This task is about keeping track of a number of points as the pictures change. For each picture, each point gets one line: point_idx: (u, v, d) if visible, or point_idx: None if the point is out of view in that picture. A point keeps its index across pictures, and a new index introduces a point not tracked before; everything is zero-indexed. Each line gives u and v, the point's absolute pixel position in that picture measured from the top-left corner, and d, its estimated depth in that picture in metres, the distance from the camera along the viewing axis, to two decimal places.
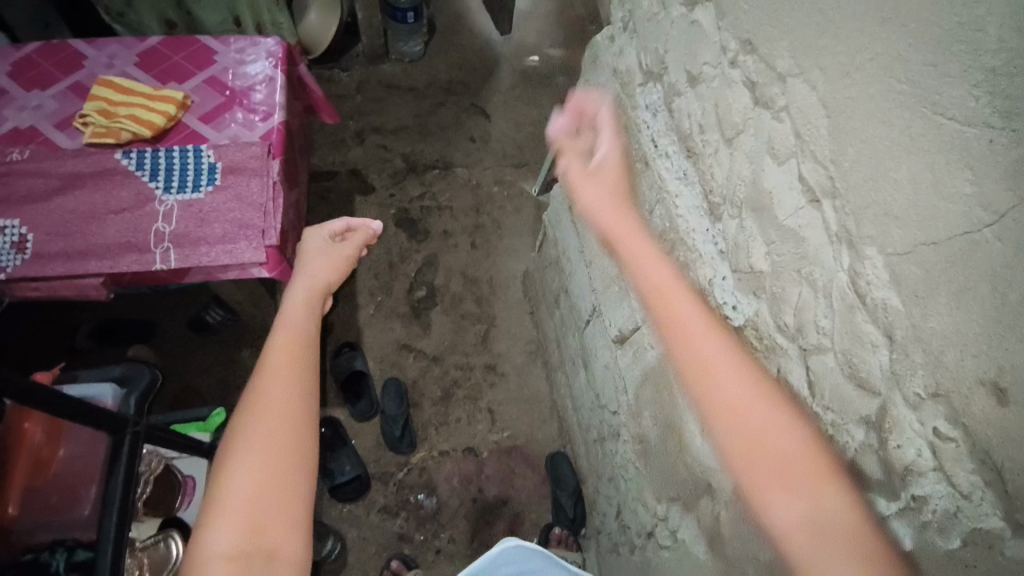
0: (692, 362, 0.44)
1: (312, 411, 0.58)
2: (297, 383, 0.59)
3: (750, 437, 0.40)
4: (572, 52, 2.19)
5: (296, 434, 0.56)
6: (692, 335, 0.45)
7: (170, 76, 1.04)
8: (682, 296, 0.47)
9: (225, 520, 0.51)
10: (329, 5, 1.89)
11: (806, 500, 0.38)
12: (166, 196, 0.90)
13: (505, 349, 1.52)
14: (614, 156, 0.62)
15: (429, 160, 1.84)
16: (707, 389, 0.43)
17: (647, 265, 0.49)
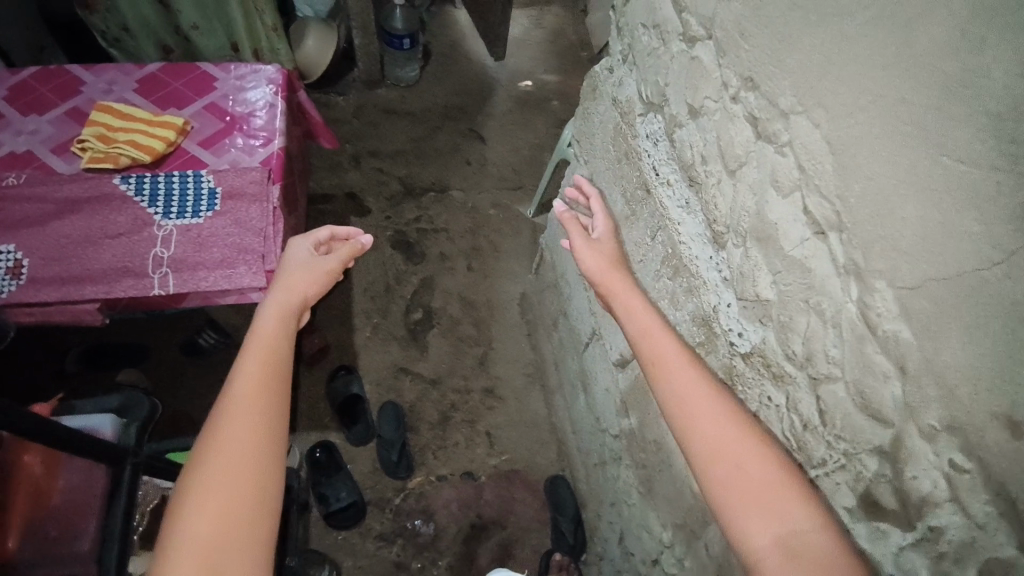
0: (671, 391, 0.54)
1: (275, 437, 0.63)
2: (261, 412, 0.63)
3: (717, 451, 0.49)
4: (566, 78, 2.24)
5: (260, 460, 0.61)
6: (673, 368, 0.55)
7: (170, 102, 1.05)
8: (671, 347, 0.58)
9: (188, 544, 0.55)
10: (326, 33, 1.94)
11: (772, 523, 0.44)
12: (165, 221, 0.90)
13: (503, 371, 1.52)
14: (607, 235, 0.80)
15: (425, 184, 1.86)
16: (682, 413, 0.52)
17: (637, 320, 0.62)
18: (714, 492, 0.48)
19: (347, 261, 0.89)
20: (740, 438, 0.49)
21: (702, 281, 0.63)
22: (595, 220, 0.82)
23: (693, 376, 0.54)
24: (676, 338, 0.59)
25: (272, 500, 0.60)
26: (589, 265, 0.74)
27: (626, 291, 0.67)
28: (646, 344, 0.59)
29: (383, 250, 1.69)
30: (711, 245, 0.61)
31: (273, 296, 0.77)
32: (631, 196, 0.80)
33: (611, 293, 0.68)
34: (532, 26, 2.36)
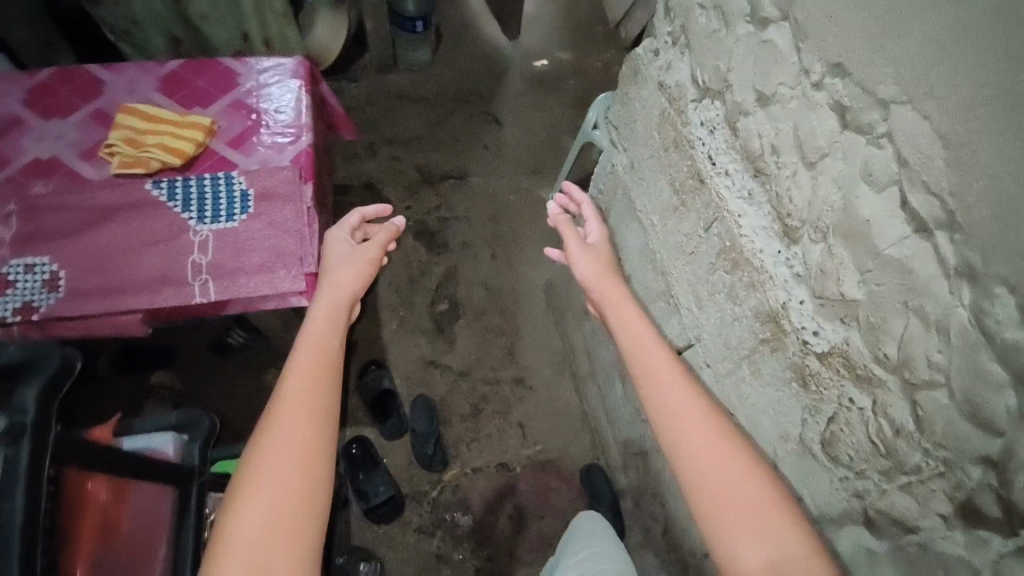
0: (661, 407, 0.63)
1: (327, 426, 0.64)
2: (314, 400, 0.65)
3: (700, 466, 0.58)
4: (581, 56, 2.18)
5: (314, 445, 0.62)
6: (665, 383, 0.64)
7: (194, 101, 1.03)
8: (666, 364, 0.66)
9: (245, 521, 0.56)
10: (337, 19, 1.88)
11: (757, 542, 0.53)
12: (200, 226, 0.89)
13: (532, 361, 1.52)
14: (600, 239, 0.89)
15: (443, 171, 1.83)
16: (671, 427, 0.61)
17: (632, 334, 0.70)
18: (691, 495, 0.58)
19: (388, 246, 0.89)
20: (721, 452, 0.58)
21: (768, 276, 0.61)
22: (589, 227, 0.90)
23: (688, 396, 0.62)
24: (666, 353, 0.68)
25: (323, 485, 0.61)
26: (582, 271, 0.83)
27: (618, 302, 0.77)
28: (638, 355, 0.68)
29: (405, 242, 1.68)
30: (779, 239, 0.59)
31: (322, 294, 0.78)
32: (680, 186, 0.77)
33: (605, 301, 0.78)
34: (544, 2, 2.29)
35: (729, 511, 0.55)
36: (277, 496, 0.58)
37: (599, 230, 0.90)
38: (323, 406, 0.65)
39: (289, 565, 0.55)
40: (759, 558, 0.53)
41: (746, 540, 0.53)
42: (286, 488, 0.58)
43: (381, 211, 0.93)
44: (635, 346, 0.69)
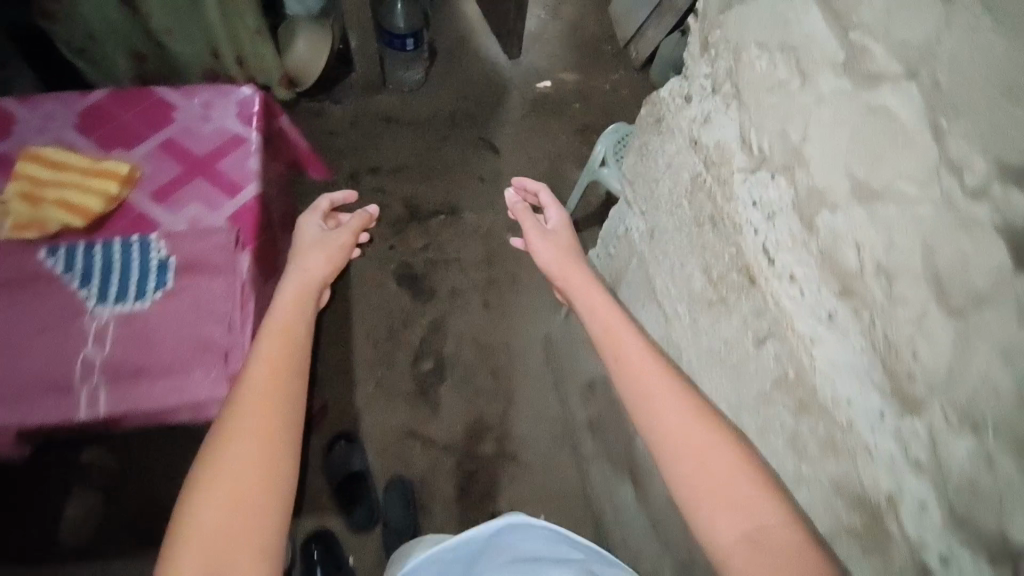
0: (633, 390, 0.62)
1: (294, 399, 0.63)
2: (283, 376, 0.64)
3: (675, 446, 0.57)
4: (587, 77, 2.01)
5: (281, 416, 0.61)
6: (634, 368, 0.63)
7: (117, 140, 0.84)
8: (636, 350, 0.65)
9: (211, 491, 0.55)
10: (319, 33, 1.73)
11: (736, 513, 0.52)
12: (101, 308, 0.70)
13: (527, 433, 1.34)
14: (562, 224, 0.88)
15: (433, 206, 1.65)
16: (643, 410, 0.61)
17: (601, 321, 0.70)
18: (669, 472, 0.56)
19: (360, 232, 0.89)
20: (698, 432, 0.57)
21: (858, 442, 0.45)
22: (550, 213, 0.90)
23: (661, 379, 0.62)
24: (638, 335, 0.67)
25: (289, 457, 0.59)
26: (545, 261, 0.82)
27: (585, 286, 0.76)
28: (609, 340, 0.68)
29: (387, 289, 1.51)
30: (884, 397, 0.42)
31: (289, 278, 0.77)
32: (717, 276, 0.59)
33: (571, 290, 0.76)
34: (548, 18, 2.14)
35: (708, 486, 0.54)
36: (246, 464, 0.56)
37: (561, 216, 0.89)
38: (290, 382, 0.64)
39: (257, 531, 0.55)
40: (736, 532, 0.51)
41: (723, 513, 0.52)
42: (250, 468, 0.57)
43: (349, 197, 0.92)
44: (605, 334, 0.69)
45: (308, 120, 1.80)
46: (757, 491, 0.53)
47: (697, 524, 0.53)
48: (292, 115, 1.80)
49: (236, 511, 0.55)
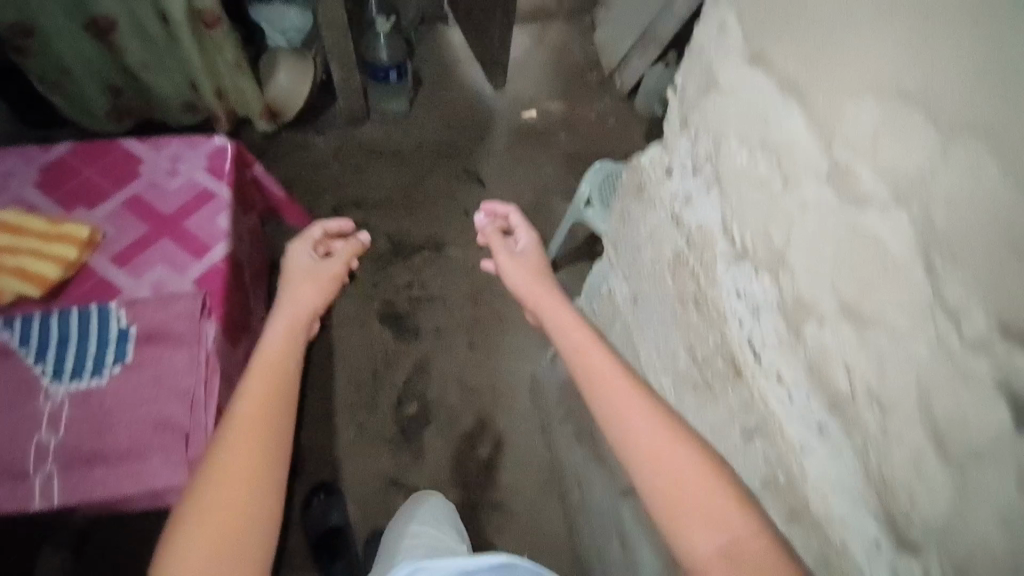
0: (605, 409, 0.62)
1: (280, 423, 0.60)
2: (269, 401, 0.61)
3: (653, 464, 0.57)
4: (572, 105, 2.02)
5: (267, 442, 0.58)
6: (605, 384, 0.63)
7: (79, 198, 0.81)
8: (607, 367, 0.65)
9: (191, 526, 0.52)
10: (300, 63, 1.72)
11: (715, 527, 0.52)
12: (55, 385, 0.67)
13: (512, 479, 1.31)
14: (531, 246, 0.91)
15: (417, 242, 1.64)
16: (617, 432, 0.60)
17: (571, 340, 0.69)
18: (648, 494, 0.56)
19: (348, 263, 0.91)
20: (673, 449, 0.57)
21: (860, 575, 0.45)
22: (521, 239, 0.93)
23: (635, 399, 0.61)
24: (610, 351, 0.66)
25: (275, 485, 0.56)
26: (516, 284, 0.85)
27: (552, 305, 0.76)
28: (580, 360, 0.67)
29: (369, 328, 1.48)
30: (879, 526, 0.42)
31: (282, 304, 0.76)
32: (702, 358, 0.58)
33: (540, 310, 0.77)
34: (534, 45, 2.15)
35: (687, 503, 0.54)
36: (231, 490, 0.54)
37: (529, 240, 0.93)
38: (277, 406, 0.61)
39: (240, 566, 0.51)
40: (713, 544, 0.52)
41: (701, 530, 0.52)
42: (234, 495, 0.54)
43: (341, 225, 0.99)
44: (578, 352, 0.68)
45: (290, 152, 1.78)
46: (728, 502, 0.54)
47: (676, 541, 0.53)
48: (275, 147, 1.78)
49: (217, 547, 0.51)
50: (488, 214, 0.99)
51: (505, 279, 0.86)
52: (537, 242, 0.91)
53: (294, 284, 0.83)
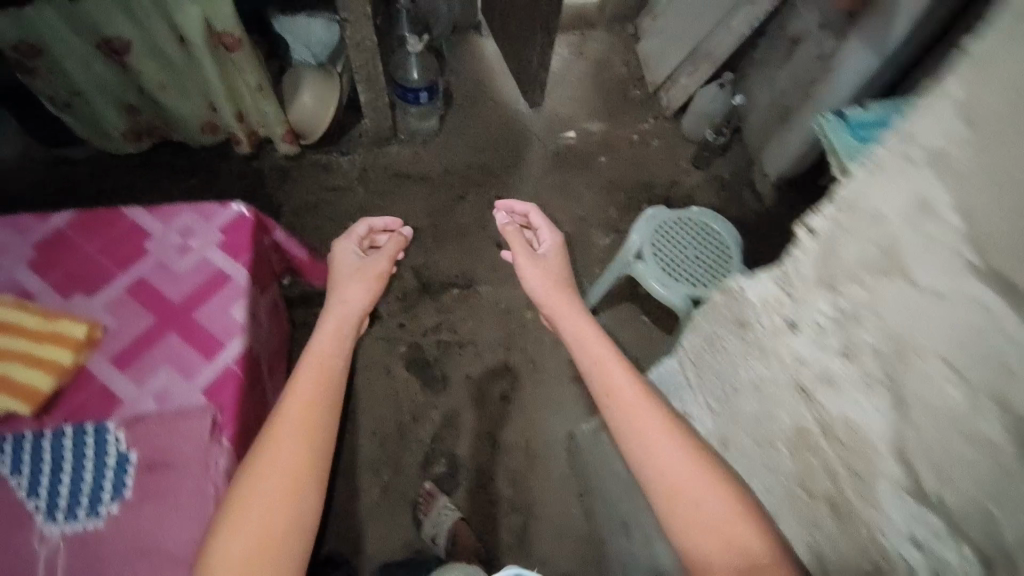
0: (621, 418, 0.69)
1: (325, 421, 0.76)
2: (317, 402, 0.76)
3: (661, 472, 0.64)
4: (613, 126, 1.88)
5: (313, 436, 0.73)
6: (623, 395, 0.71)
7: (79, 284, 0.80)
8: (624, 380, 0.72)
9: (251, 498, 0.67)
10: (325, 83, 1.64)
11: (714, 526, 0.60)
12: (49, 524, 0.68)
13: (548, 554, 1.24)
14: (554, 249, 1.00)
15: (447, 277, 1.54)
16: (631, 442, 0.67)
17: (593, 354, 0.77)
18: (657, 496, 0.64)
19: (393, 260, 1.03)
20: (676, 461, 0.64)
21: None
22: (546, 238, 1.03)
23: (648, 409, 0.69)
24: (628, 365, 0.74)
25: (321, 473, 0.72)
26: (534, 285, 0.92)
27: (573, 315, 0.85)
28: (601, 373, 0.74)
29: (395, 374, 1.39)
30: None
31: (333, 312, 0.90)
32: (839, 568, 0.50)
33: (561, 319, 0.85)
34: (572, 58, 2.02)
35: (690, 505, 0.62)
36: (285, 473, 0.69)
37: (552, 240, 1.02)
38: (324, 405, 0.76)
39: (290, 534, 0.67)
40: (714, 543, 0.60)
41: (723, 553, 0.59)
42: (287, 477, 0.69)
43: (388, 224, 1.12)
44: (595, 362, 0.76)
45: (314, 174, 1.70)
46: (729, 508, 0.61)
47: (682, 536, 0.62)
48: (299, 169, 1.70)
49: (273, 517, 0.67)
50: (508, 209, 1.10)
51: (526, 281, 0.93)
52: (559, 243, 1.01)
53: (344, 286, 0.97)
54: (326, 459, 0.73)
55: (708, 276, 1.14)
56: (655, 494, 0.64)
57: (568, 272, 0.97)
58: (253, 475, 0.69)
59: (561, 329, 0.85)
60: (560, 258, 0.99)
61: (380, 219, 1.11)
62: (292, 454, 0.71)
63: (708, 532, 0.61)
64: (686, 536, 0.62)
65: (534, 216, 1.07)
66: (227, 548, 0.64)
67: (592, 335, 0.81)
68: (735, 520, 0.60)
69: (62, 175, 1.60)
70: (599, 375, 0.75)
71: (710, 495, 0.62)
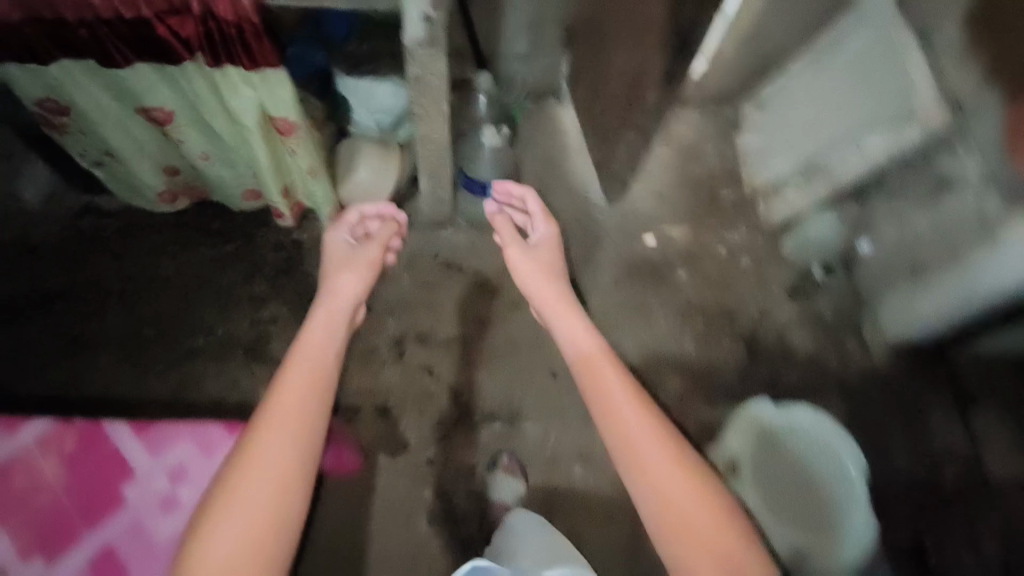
0: (579, 356, 1.10)
1: (315, 404, 0.96)
2: (306, 390, 0.97)
3: (606, 406, 1.03)
4: (700, 232, 1.61)
5: (307, 409, 0.95)
6: (586, 351, 1.10)
7: (52, 544, 0.93)
8: (591, 348, 1.10)
9: (260, 460, 0.89)
10: (384, 154, 1.53)
11: (622, 406, 1.02)
12: None
13: None
14: (547, 237, 1.30)
15: (490, 406, 1.36)
16: (586, 366, 1.08)
17: (567, 332, 1.13)
18: (592, 395, 1.05)
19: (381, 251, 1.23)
20: (612, 382, 1.05)
21: None
22: (539, 226, 1.31)
23: (602, 365, 1.07)
24: (596, 338, 1.11)
25: (319, 436, 0.95)
26: (532, 281, 1.21)
27: (556, 292, 1.19)
28: (573, 344, 1.12)
29: (416, 523, 1.26)
30: None
31: (323, 307, 1.11)
32: None
33: (551, 314, 1.17)
34: (661, 143, 1.72)
35: (611, 414, 1.02)
36: (286, 443, 0.91)
37: (545, 231, 1.30)
38: (316, 393, 0.97)
39: (279, 489, 0.88)
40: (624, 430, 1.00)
41: (652, 488, 0.95)
42: (288, 449, 0.90)
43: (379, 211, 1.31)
44: (571, 338, 1.12)
45: None
46: (627, 398, 1.03)
47: (604, 413, 1.03)
48: None
49: (279, 473, 0.89)
50: (501, 192, 1.36)
51: (524, 278, 1.23)
52: (552, 236, 1.29)
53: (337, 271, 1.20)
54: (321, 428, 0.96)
55: (803, 527, 1.29)
56: (592, 401, 1.06)
57: (556, 253, 1.28)
58: (259, 444, 0.90)
59: (549, 319, 1.17)
60: (550, 249, 1.28)
61: (370, 206, 1.29)
62: (283, 446, 0.90)
63: (626, 408, 1.02)
64: (609, 418, 1.03)
65: (530, 201, 1.33)
66: (236, 499, 0.85)
67: (571, 316, 1.15)
68: (638, 402, 1.03)
69: (91, 224, 1.47)
70: (572, 351, 1.12)
71: (637, 406, 1.02)
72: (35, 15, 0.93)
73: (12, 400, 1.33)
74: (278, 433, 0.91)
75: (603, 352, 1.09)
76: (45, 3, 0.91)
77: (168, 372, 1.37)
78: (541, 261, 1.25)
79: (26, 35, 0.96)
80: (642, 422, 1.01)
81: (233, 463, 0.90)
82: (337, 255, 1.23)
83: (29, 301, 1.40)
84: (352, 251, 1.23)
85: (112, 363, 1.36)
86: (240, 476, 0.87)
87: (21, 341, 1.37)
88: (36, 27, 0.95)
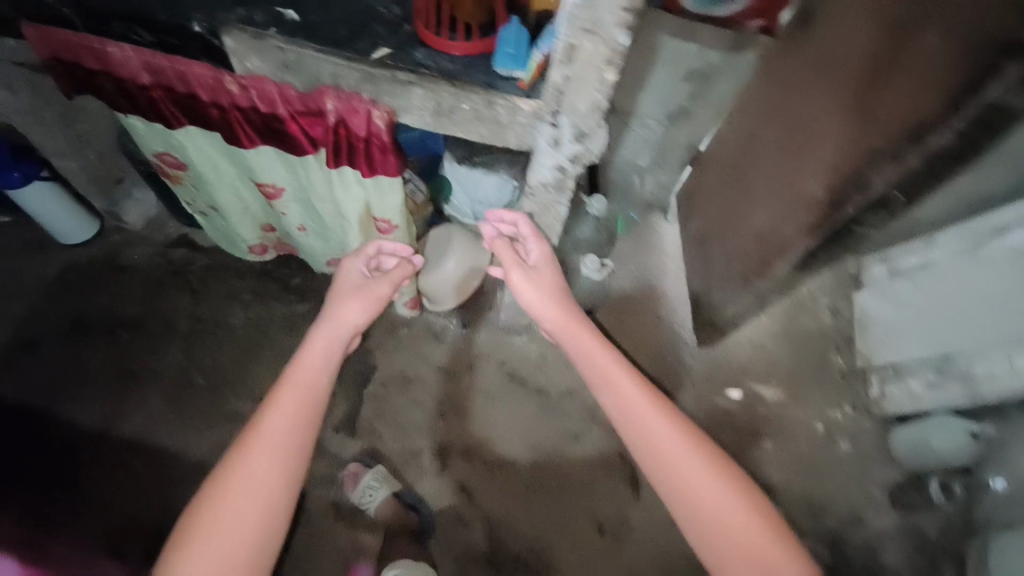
0: (596, 368, 0.92)
1: (297, 446, 0.82)
2: (288, 427, 0.83)
3: (624, 400, 0.88)
4: (794, 402, 1.46)
5: (288, 450, 0.81)
6: (607, 366, 0.91)
7: None
8: (612, 361, 0.92)
9: (224, 509, 0.75)
10: (476, 250, 1.36)
11: (653, 413, 0.86)
12: None
13: None
14: (541, 256, 1.06)
15: (522, 550, 1.26)
16: (605, 383, 0.91)
17: (578, 347, 0.95)
18: (615, 413, 0.89)
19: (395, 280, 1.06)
20: (630, 387, 0.89)
21: None
22: (534, 245, 1.07)
23: (623, 374, 0.90)
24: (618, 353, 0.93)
25: (295, 484, 0.81)
26: (529, 301, 1.01)
27: (581, 334, 0.96)
28: (586, 361, 0.94)
29: None
30: None
31: (322, 329, 0.96)
32: None
33: (563, 335, 0.98)
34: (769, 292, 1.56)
35: (628, 409, 0.88)
36: (261, 491, 0.77)
37: (539, 248, 1.07)
38: (299, 430, 0.84)
39: (252, 544, 0.75)
40: (638, 436, 0.86)
41: (681, 502, 0.81)
42: (263, 494, 0.78)
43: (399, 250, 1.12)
44: (594, 368, 0.92)
45: (422, 341, 1.46)
46: (650, 401, 0.87)
47: (623, 425, 0.88)
48: (409, 329, 1.48)
49: (245, 522, 0.75)
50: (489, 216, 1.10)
51: (520, 295, 1.02)
52: (548, 252, 1.06)
53: (343, 291, 1.05)
54: (299, 473, 0.82)
55: None
56: (615, 418, 0.89)
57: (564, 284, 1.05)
58: (228, 487, 0.77)
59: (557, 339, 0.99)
60: (552, 269, 1.05)
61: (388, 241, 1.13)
62: (265, 484, 0.78)
63: (656, 415, 0.86)
64: (634, 434, 0.86)
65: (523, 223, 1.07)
66: (192, 554, 0.72)
67: (582, 331, 0.97)
68: (676, 412, 0.86)
69: (179, 257, 1.49)
70: (587, 365, 0.94)
71: (663, 405, 0.87)
72: (165, 83, 0.93)
73: (55, 424, 1.32)
74: (258, 460, 0.79)
75: (626, 368, 0.91)
76: (178, 76, 0.91)
77: (210, 429, 1.34)
78: (542, 280, 1.03)
79: (152, 97, 0.96)
80: (680, 424, 0.85)
81: (202, 498, 0.77)
82: (345, 281, 1.07)
83: (97, 321, 1.42)
84: (360, 277, 1.07)
85: (160, 406, 1.35)
86: (210, 516, 0.75)
87: (81, 360, 1.38)
88: (163, 92, 0.95)
